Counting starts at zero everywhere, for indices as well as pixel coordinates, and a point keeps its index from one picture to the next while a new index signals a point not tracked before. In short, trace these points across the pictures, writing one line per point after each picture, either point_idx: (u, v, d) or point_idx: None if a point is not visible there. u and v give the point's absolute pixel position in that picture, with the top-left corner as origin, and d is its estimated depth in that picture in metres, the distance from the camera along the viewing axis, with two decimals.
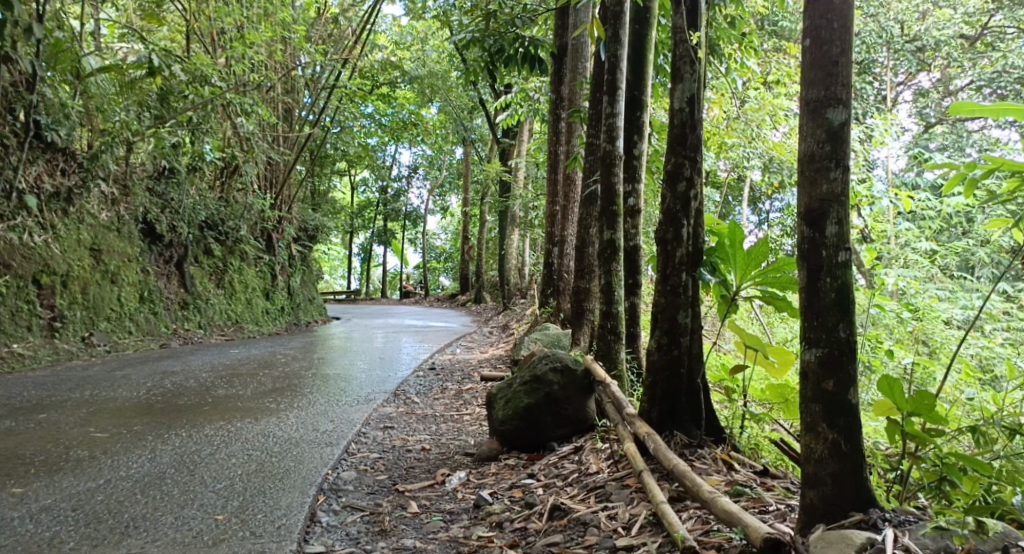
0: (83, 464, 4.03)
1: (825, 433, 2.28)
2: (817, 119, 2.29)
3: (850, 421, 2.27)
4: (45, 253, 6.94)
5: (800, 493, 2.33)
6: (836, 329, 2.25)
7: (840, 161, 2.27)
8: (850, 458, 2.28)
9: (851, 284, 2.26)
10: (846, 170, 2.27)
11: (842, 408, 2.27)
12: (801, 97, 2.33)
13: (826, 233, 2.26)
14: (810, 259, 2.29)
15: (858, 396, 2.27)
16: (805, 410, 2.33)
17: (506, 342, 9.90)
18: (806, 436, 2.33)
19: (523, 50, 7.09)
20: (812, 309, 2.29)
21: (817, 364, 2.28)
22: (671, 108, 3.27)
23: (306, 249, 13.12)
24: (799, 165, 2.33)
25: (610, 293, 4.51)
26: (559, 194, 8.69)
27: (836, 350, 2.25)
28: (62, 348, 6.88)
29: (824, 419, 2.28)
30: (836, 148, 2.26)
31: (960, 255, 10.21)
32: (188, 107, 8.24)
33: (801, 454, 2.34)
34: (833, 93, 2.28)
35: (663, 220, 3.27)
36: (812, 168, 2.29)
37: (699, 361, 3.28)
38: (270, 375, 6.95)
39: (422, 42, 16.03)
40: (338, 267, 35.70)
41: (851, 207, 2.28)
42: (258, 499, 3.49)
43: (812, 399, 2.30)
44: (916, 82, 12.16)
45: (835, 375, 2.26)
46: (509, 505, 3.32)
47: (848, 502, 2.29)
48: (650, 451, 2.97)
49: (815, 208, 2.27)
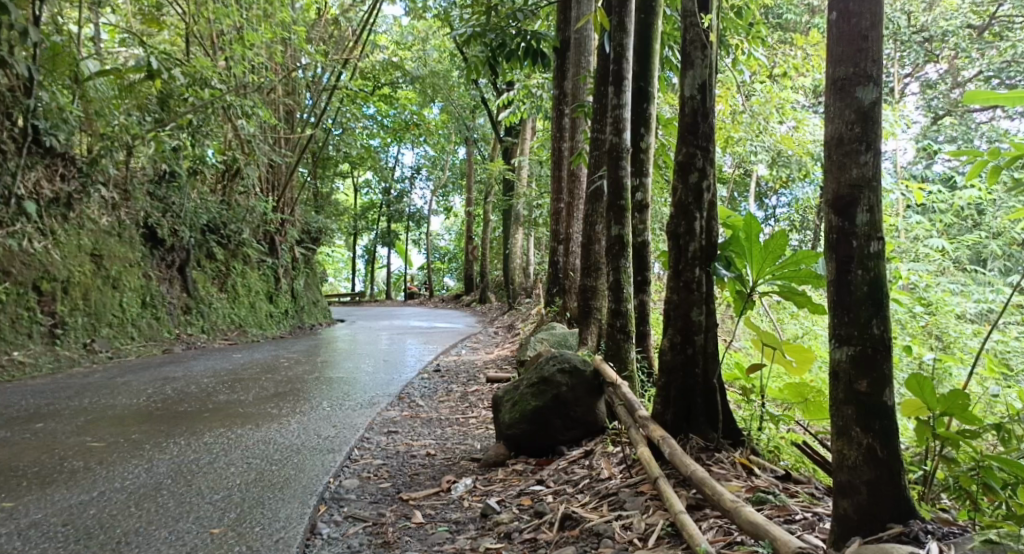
0: (77, 475, 3.90)
1: (859, 438, 2.13)
2: (846, 98, 2.15)
3: (886, 424, 2.12)
4: (45, 259, 6.83)
5: (832, 502, 2.19)
6: (868, 325, 2.11)
7: (870, 144, 2.13)
8: (887, 465, 2.13)
9: (883, 276, 2.12)
10: (878, 153, 2.13)
11: (877, 411, 2.12)
12: (827, 75, 2.19)
13: (857, 221, 2.12)
14: (839, 250, 2.15)
15: (893, 397, 2.13)
16: (836, 414, 2.18)
17: (511, 342, 9.76)
18: (839, 441, 2.18)
19: (525, 44, 6.95)
20: (841, 303, 2.15)
21: (849, 364, 2.14)
22: (682, 96, 3.12)
23: (310, 251, 13.00)
24: (825, 149, 2.20)
25: (619, 291, 4.36)
26: (564, 192, 8.53)
27: (869, 347, 2.11)
28: (64, 355, 6.76)
29: (857, 422, 2.14)
30: (866, 130, 2.12)
31: (971, 248, 10.04)
32: (188, 110, 8.12)
33: (833, 461, 2.19)
34: (863, 70, 2.14)
35: (675, 214, 3.13)
36: (841, 151, 2.15)
37: (714, 360, 3.13)
38: (273, 379, 6.82)
39: (423, 41, 15.89)
40: (342, 269, 35.57)
41: (883, 193, 2.13)
42: (257, 511, 3.36)
43: (844, 401, 2.16)
44: (924, 74, 11.98)
45: (869, 374, 2.12)
46: (518, 514, 3.18)
47: (886, 512, 2.14)
48: (665, 455, 2.83)
49: (844, 195, 2.13)
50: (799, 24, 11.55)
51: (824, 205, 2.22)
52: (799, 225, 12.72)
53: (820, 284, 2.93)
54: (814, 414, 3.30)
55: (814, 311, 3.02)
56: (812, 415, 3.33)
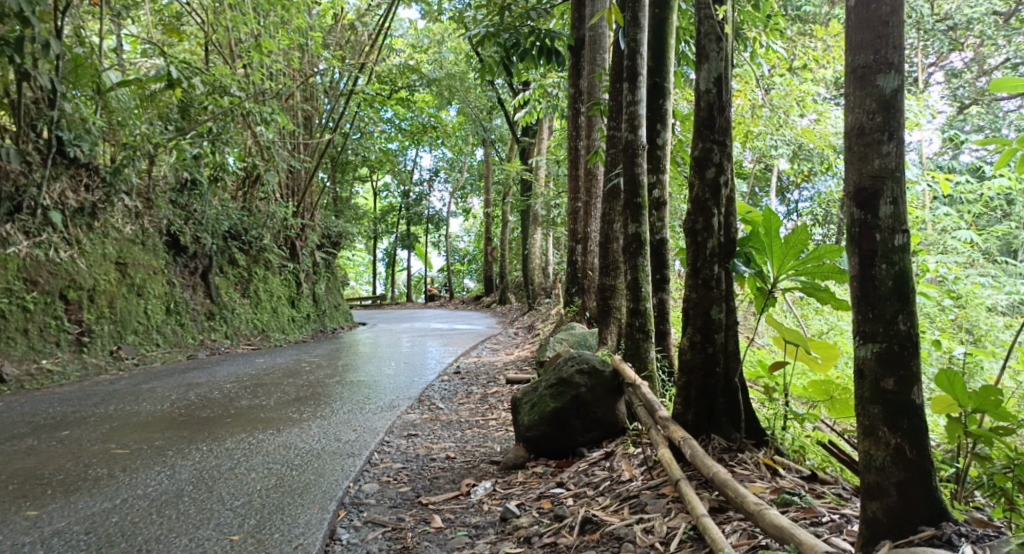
0: (101, 483, 3.93)
1: (887, 438, 2.07)
2: (866, 86, 2.09)
3: (915, 423, 2.05)
4: (71, 268, 6.91)
5: (861, 505, 2.12)
6: (894, 321, 2.05)
7: (893, 133, 2.06)
8: (917, 466, 2.06)
9: (909, 270, 2.05)
10: (901, 142, 2.06)
11: (906, 409, 2.05)
12: (846, 64, 2.12)
13: (880, 213, 2.06)
14: (862, 243, 2.08)
15: (922, 395, 2.06)
16: (863, 413, 2.11)
17: (531, 342, 9.72)
18: (865, 441, 2.11)
19: (539, 43, 6.90)
20: (865, 299, 2.08)
21: (875, 361, 2.07)
22: (698, 90, 3.06)
23: (330, 255, 13.06)
24: (846, 140, 2.13)
25: (638, 290, 4.29)
26: (582, 191, 8.48)
27: (896, 344, 2.04)
28: (91, 362, 6.84)
29: (885, 422, 2.07)
30: (888, 119, 2.06)
31: (1001, 239, 9.82)
32: (209, 118, 8.19)
33: (860, 462, 2.13)
34: (884, 57, 2.07)
35: (692, 210, 3.07)
36: (862, 142, 2.08)
37: (735, 359, 3.07)
38: (294, 384, 6.84)
39: (439, 44, 15.95)
40: (363, 273, 35.74)
41: (907, 183, 2.07)
42: (277, 516, 3.35)
43: (870, 400, 2.09)
44: (948, 63, 11.76)
45: (896, 372, 2.05)
46: (538, 518, 3.14)
47: (916, 514, 2.06)
48: (686, 456, 2.77)
49: (866, 186, 2.07)
50: (819, 15, 11.39)
51: (846, 198, 2.16)
52: (821, 219, 12.54)
53: (843, 279, 2.86)
54: (842, 410, 3.22)
55: (837, 307, 2.95)
56: (838, 411, 3.25)
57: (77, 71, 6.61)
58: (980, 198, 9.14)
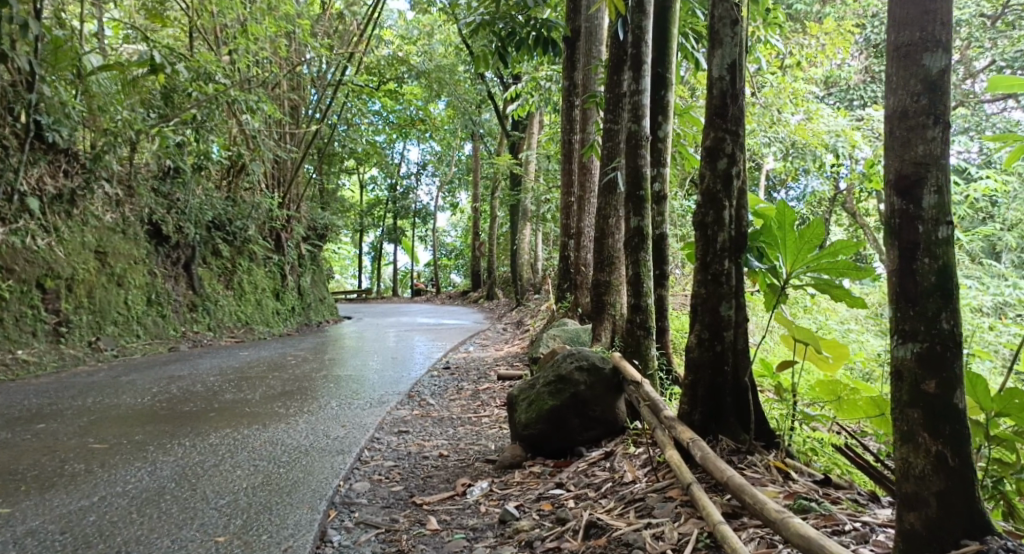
0: (77, 479, 3.76)
1: (928, 445, 1.99)
2: (911, 66, 2.00)
3: (957, 429, 1.97)
4: (49, 256, 6.70)
5: (897, 515, 2.04)
6: (937, 320, 1.97)
7: (938, 118, 1.98)
8: (959, 474, 1.98)
9: (952, 265, 1.98)
10: (947, 128, 1.98)
11: (947, 414, 1.97)
12: (889, 43, 2.04)
13: (923, 204, 1.98)
14: (902, 235, 2.01)
15: (964, 399, 1.98)
16: (900, 418, 2.03)
17: (521, 338, 9.60)
18: (903, 448, 2.03)
19: (536, 33, 6.71)
20: (905, 295, 2.01)
21: (915, 362, 1.99)
22: (710, 77, 2.93)
23: (316, 248, 12.85)
24: (887, 123, 2.05)
25: (639, 285, 4.15)
26: (575, 185, 8.35)
27: (938, 344, 1.97)
28: (68, 353, 6.64)
29: (925, 427, 1.99)
30: (934, 101, 1.98)
31: (986, 240, 9.84)
32: (192, 105, 7.98)
33: (897, 470, 2.05)
34: (931, 34, 1.99)
35: (702, 202, 2.95)
36: (906, 126, 2.00)
37: (744, 357, 2.97)
38: (279, 377, 6.67)
39: (428, 36, 15.76)
40: (349, 266, 35.42)
41: (950, 172, 1.99)
42: (265, 517, 3.21)
43: (908, 404, 2.01)
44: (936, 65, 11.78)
45: (938, 374, 1.97)
46: (539, 521, 3.01)
47: (956, 525, 1.98)
48: (695, 457, 2.66)
49: (909, 174, 1.99)
50: (812, 13, 11.34)
51: (885, 188, 2.07)
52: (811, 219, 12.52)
53: (858, 275, 2.75)
54: (850, 411, 3.11)
55: (851, 305, 2.84)
56: (845, 412, 3.14)
57: (57, 54, 6.43)
58: (969, 200, 9.14)
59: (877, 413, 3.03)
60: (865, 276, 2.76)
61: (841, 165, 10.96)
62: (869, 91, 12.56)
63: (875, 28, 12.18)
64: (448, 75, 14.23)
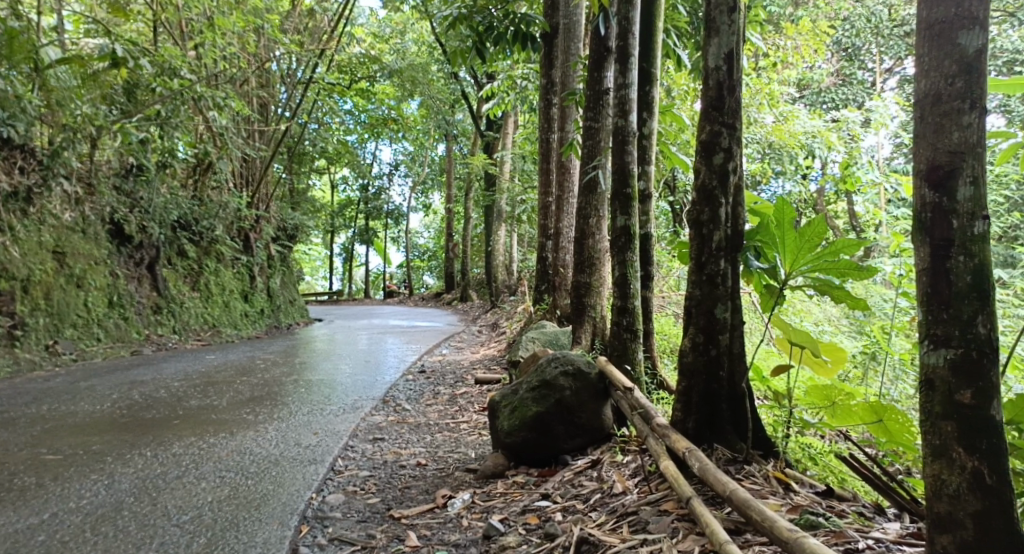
0: (27, 494, 3.51)
1: (964, 461, 1.93)
2: (945, 45, 1.95)
3: (993, 444, 1.92)
4: (3, 256, 6.36)
5: (930, 537, 1.98)
6: (972, 324, 1.91)
7: (974, 102, 1.92)
8: (996, 494, 1.92)
9: (989, 264, 1.91)
10: (983, 113, 1.92)
11: (984, 428, 1.92)
12: (920, 21, 2.00)
13: (958, 196, 1.92)
14: (935, 232, 1.95)
15: (1001, 411, 1.92)
16: (933, 432, 1.98)
17: (497, 341, 9.42)
18: (936, 464, 1.98)
19: (514, 28, 6.52)
20: (938, 297, 1.95)
21: (950, 370, 1.93)
22: (706, 67, 2.79)
23: (286, 249, 12.53)
24: (919, 109, 2.00)
25: (626, 287, 3.98)
26: (553, 185, 8.23)
27: (973, 350, 1.91)
28: (24, 358, 6.31)
29: (960, 442, 1.93)
30: (970, 85, 1.92)
31: None
32: (156, 100, 7.66)
33: (931, 488, 1.98)
34: (967, 11, 1.93)
35: (697, 199, 2.82)
36: (939, 112, 1.95)
37: (740, 362, 2.83)
38: (248, 382, 6.40)
39: (401, 34, 15.52)
40: (320, 267, 34.86)
41: (987, 161, 1.93)
42: (231, 535, 3.01)
43: (942, 416, 1.95)
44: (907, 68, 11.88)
45: (974, 384, 1.91)
46: (526, 536, 2.85)
47: (994, 545, 1.92)
48: (692, 469, 2.52)
49: (943, 163, 1.94)
50: (787, 15, 11.36)
51: (915, 178, 2.02)
52: None
53: (860, 276, 2.63)
54: (843, 418, 2.98)
55: (852, 307, 2.71)
56: (838, 418, 3.01)
57: (12, 45, 6.04)
58: None
59: (874, 420, 2.89)
60: (867, 276, 2.62)
61: (815, 168, 10.96)
62: (840, 93, 12.72)
63: (846, 31, 12.26)
64: (421, 73, 13.98)
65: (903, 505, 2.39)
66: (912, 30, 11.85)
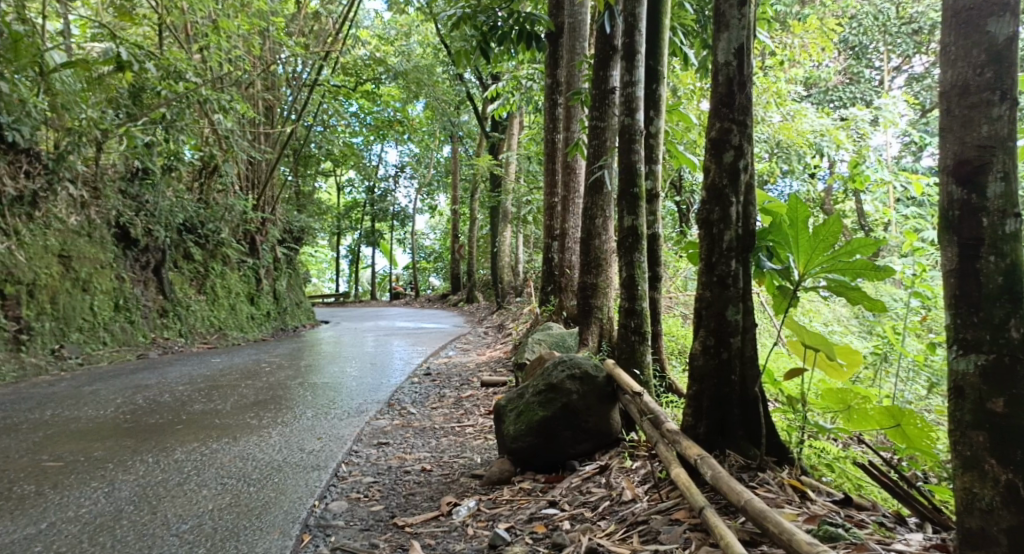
0: (27, 503, 3.46)
1: (996, 472, 1.90)
2: (973, 35, 1.93)
3: None
4: (9, 260, 6.33)
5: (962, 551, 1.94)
6: (1004, 328, 1.89)
7: (1004, 93, 1.90)
8: None
9: (1021, 263, 1.89)
10: (1014, 105, 1.89)
11: (1017, 439, 1.88)
12: (946, 13, 1.99)
13: (989, 192, 1.90)
14: (963, 230, 1.94)
15: None
16: (964, 442, 1.96)
17: (503, 342, 9.34)
18: (968, 476, 1.95)
19: (519, 27, 6.43)
20: (966, 299, 1.94)
21: (980, 377, 1.92)
22: (715, 62, 2.71)
23: (291, 251, 12.48)
24: (946, 101, 1.98)
25: (634, 288, 3.89)
26: (559, 185, 8.14)
27: (1006, 356, 1.89)
28: (30, 362, 6.28)
29: (992, 452, 1.91)
30: (999, 76, 1.90)
31: None
32: (162, 104, 7.59)
33: (962, 499, 1.96)
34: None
35: (707, 198, 2.74)
36: (967, 103, 1.93)
37: (753, 366, 2.75)
38: (252, 386, 6.35)
39: (406, 36, 15.46)
40: (325, 269, 34.82)
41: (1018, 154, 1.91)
42: (231, 545, 2.99)
43: (972, 426, 1.93)
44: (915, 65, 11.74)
45: (1006, 392, 1.89)
46: (533, 546, 2.78)
47: None
48: (704, 477, 2.43)
49: (972, 157, 1.92)
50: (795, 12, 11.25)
51: (942, 174, 2.00)
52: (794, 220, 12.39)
53: (877, 276, 2.54)
54: (858, 423, 2.92)
55: (869, 309, 2.62)
56: (853, 423, 2.95)
57: (18, 49, 5.94)
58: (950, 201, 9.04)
59: (891, 424, 2.83)
60: (885, 276, 2.54)
61: (823, 167, 10.84)
62: (848, 91, 12.58)
63: (854, 29, 12.16)
64: (426, 75, 13.90)
65: (925, 514, 2.33)
66: (921, 27, 11.70)
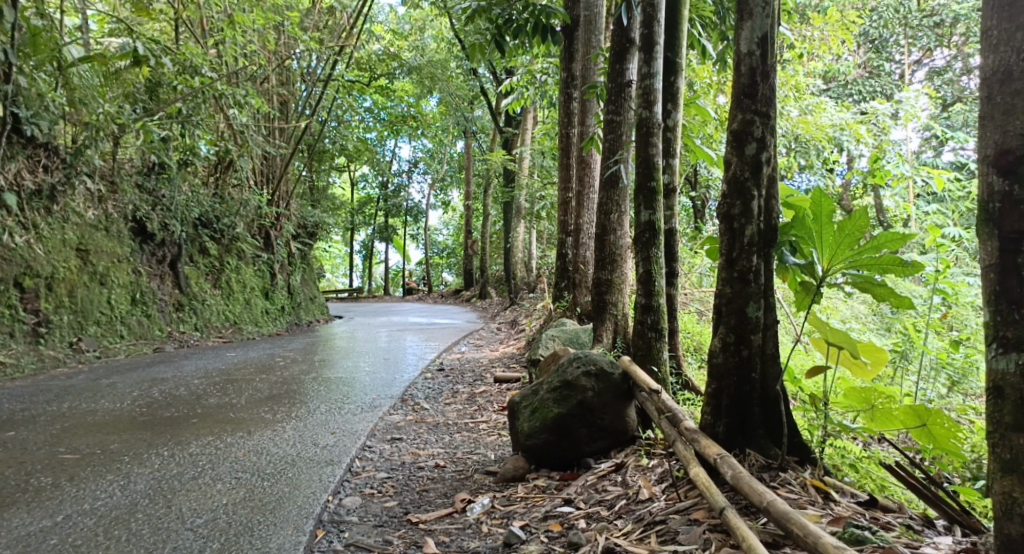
0: (42, 495, 3.46)
1: None
2: (1015, 18, 1.91)
3: None
4: (28, 254, 6.36)
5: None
6: None
7: None
8: None
9: None
10: None
11: None
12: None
13: None
14: (1003, 223, 1.93)
15: None
16: (1003, 445, 1.94)
17: (516, 338, 9.29)
18: (1006, 481, 1.94)
19: (534, 20, 6.34)
20: (1007, 295, 1.92)
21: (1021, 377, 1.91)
22: (737, 52, 2.65)
23: (306, 246, 12.49)
24: (987, 87, 1.97)
25: (651, 284, 3.82)
26: (574, 180, 8.07)
27: None
28: (48, 355, 6.32)
29: None
30: None
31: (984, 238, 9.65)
32: (177, 99, 7.58)
33: (1001, 504, 1.95)
34: None
35: (728, 192, 2.68)
36: (1009, 90, 1.92)
37: (773, 364, 2.70)
38: (267, 380, 6.35)
39: (420, 31, 15.42)
40: (339, 265, 34.91)
41: None
42: (245, 540, 2.97)
43: (1012, 428, 1.92)
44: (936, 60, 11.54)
45: None
46: (548, 545, 2.74)
47: None
48: (724, 477, 2.37)
49: (1012, 146, 1.91)
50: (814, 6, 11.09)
51: (982, 163, 1.99)
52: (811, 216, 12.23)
53: (904, 272, 2.47)
54: (882, 422, 2.87)
55: (896, 306, 2.55)
56: (877, 423, 2.90)
57: (37, 43, 6.02)
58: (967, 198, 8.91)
59: (917, 424, 2.78)
60: (912, 272, 2.46)
61: (842, 162, 10.69)
62: (867, 85, 12.32)
63: (873, 23, 11.98)
64: (440, 70, 13.86)
65: (953, 516, 2.29)
66: (942, 20, 11.52)
